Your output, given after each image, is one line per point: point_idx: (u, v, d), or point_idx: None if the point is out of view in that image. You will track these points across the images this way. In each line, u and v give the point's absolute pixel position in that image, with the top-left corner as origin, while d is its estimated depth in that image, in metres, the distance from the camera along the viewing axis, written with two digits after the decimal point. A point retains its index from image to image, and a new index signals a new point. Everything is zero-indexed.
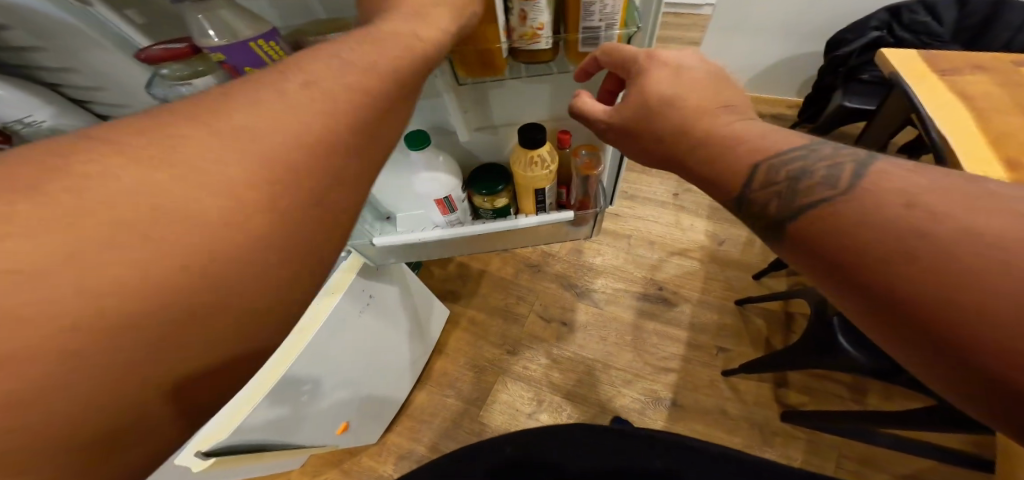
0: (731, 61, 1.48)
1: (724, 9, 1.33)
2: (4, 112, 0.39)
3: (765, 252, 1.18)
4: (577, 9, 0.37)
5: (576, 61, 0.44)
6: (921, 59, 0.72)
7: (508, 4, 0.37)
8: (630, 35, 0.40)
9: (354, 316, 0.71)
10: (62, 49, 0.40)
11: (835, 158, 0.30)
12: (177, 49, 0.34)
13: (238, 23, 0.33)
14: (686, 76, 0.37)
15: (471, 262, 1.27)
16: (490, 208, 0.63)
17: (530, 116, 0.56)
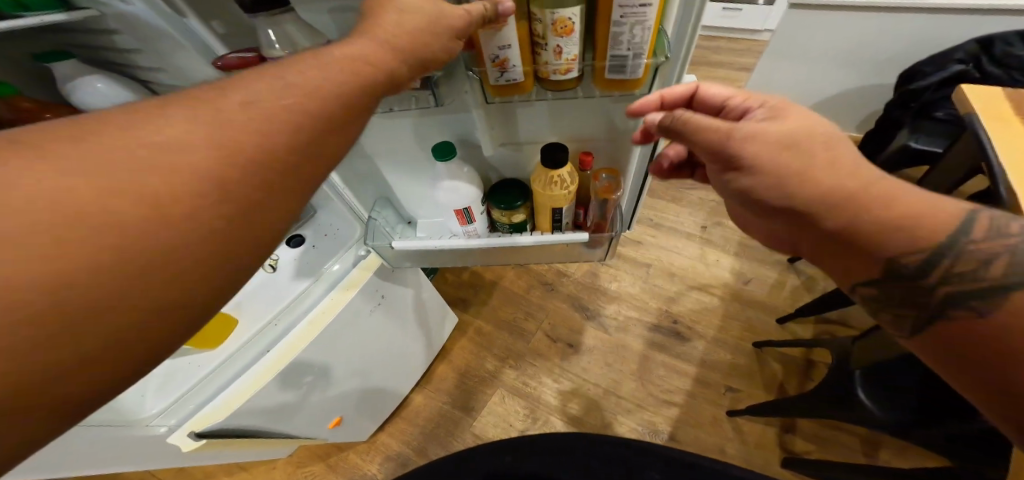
0: (784, 86, 1.50)
1: (784, 34, 1.36)
2: (100, 103, 0.47)
3: (793, 296, 1.13)
4: (605, 39, 0.37)
5: (601, 87, 0.43)
6: (1008, 103, 0.71)
7: (542, 40, 0.37)
8: (658, 64, 0.39)
9: (365, 313, 0.73)
10: (153, 52, 0.43)
11: (987, 246, 0.30)
12: (246, 58, 0.37)
13: (298, 37, 0.36)
14: (795, 150, 0.33)
15: (486, 273, 1.29)
16: (508, 223, 0.64)
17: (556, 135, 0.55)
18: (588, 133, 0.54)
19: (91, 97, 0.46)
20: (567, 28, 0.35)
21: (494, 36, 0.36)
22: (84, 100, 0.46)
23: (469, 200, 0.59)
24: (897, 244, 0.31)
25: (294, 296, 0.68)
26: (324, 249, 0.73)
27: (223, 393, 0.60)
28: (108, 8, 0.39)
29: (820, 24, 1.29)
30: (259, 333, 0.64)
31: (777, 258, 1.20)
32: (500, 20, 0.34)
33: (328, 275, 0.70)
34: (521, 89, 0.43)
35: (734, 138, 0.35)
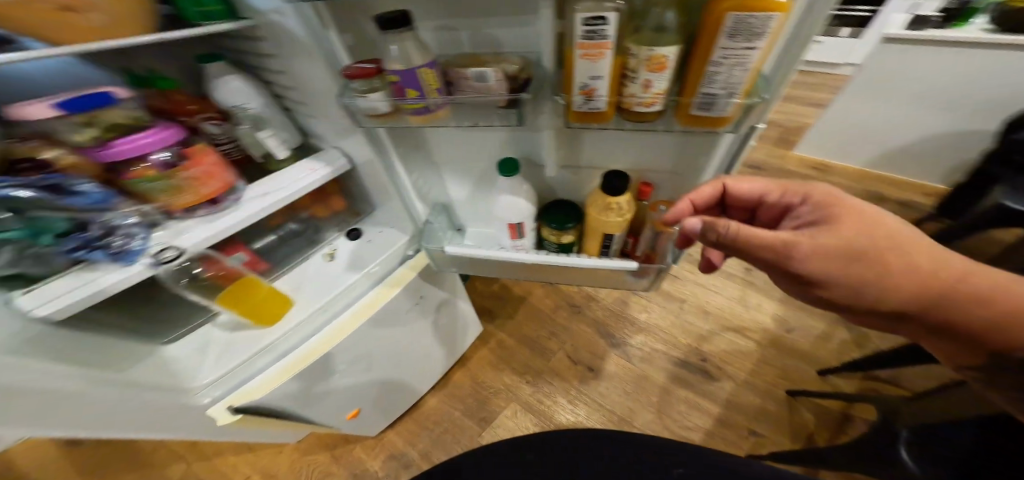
0: (865, 126, 1.46)
1: (872, 71, 1.35)
2: (230, 99, 0.63)
3: (840, 351, 1.08)
4: (698, 77, 0.38)
5: (682, 123, 0.44)
6: None
7: (633, 74, 0.39)
8: (751, 105, 0.39)
9: (403, 311, 0.75)
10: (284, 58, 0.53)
11: None
12: (366, 68, 0.45)
13: (414, 54, 0.43)
14: (856, 264, 0.40)
15: (516, 286, 1.30)
16: (555, 242, 0.65)
17: (618, 163, 0.56)
18: (652, 165, 0.55)
19: (226, 94, 0.62)
20: (661, 64, 0.37)
21: (587, 66, 0.38)
22: (220, 96, 0.62)
23: (523, 216, 0.61)
24: (970, 309, 0.41)
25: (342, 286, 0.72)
26: (375, 245, 0.76)
27: (269, 369, 0.63)
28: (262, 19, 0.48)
29: (919, 57, 1.24)
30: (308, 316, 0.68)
31: (824, 310, 1.15)
32: (602, 49, 0.36)
33: (375, 270, 0.74)
34: (601, 118, 0.45)
35: (796, 259, 0.41)
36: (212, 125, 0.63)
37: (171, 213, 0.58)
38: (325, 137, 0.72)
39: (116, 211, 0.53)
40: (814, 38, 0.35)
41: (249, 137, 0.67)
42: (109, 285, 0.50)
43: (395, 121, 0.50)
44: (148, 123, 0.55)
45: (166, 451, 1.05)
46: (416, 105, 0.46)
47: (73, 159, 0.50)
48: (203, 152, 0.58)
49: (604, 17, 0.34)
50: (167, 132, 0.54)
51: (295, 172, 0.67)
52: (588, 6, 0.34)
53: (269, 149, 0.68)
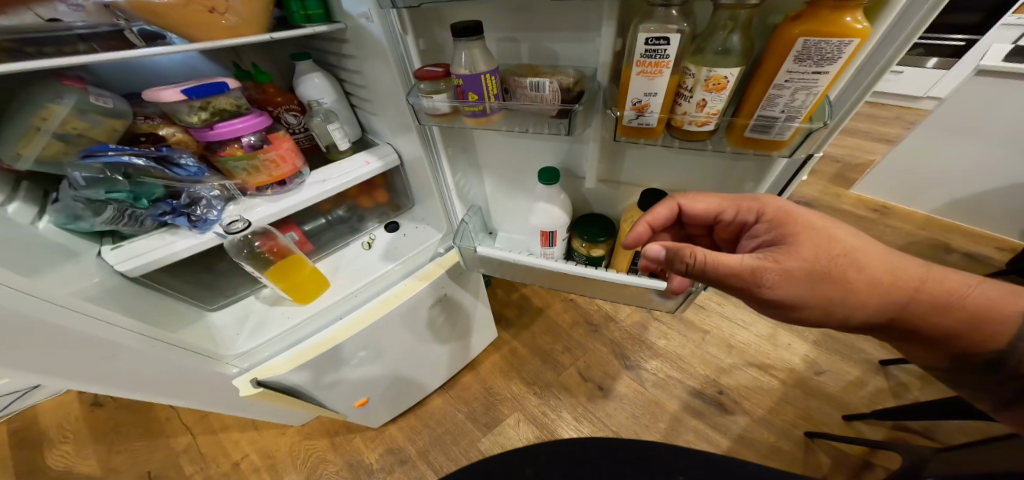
0: (929, 170, 1.42)
1: (950, 112, 1.31)
2: (310, 93, 0.71)
3: (873, 400, 1.03)
4: (758, 99, 0.39)
5: (734, 145, 0.44)
6: None
7: (690, 92, 0.41)
8: (812, 129, 0.39)
9: (427, 305, 0.77)
10: (362, 55, 0.60)
11: (978, 304, 0.42)
12: (435, 72, 0.50)
13: (478, 60, 0.47)
14: (821, 285, 0.42)
15: (535, 298, 1.31)
16: (584, 255, 0.66)
17: (659, 181, 0.57)
18: (694, 188, 0.56)
19: (306, 88, 0.71)
20: (719, 84, 0.38)
21: (644, 82, 0.40)
22: (301, 90, 0.71)
23: (557, 225, 0.62)
24: (918, 307, 0.43)
25: (374, 276, 0.75)
26: (410, 240, 0.82)
27: (298, 346, 0.66)
28: (353, 22, 0.56)
29: (1012, 91, 1.20)
30: (341, 300, 0.72)
31: (859, 357, 1.11)
32: (662, 66, 0.38)
33: (404, 264, 0.77)
34: (650, 134, 0.46)
35: (767, 285, 0.42)
36: (292, 117, 0.71)
37: (246, 190, 0.65)
38: (382, 133, 0.78)
39: (204, 184, 0.62)
40: (889, 65, 0.36)
41: (320, 128, 0.73)
42: (178, 250, 0.57)
43: (453, 122, 0.54)
44: (246, 111, 0.62)
45: (176, 419, 1.09)
46: (474, 109, 0.50)
47: (181, 136, 0.60)
48: (281, 139, 0.64)
49: (667, 38, 0.37)
50: (257, 120, 0.61)
51: (351, 164, 0.73)
52: (653, 28, 0.37)
53: (334, 139, 0.74)
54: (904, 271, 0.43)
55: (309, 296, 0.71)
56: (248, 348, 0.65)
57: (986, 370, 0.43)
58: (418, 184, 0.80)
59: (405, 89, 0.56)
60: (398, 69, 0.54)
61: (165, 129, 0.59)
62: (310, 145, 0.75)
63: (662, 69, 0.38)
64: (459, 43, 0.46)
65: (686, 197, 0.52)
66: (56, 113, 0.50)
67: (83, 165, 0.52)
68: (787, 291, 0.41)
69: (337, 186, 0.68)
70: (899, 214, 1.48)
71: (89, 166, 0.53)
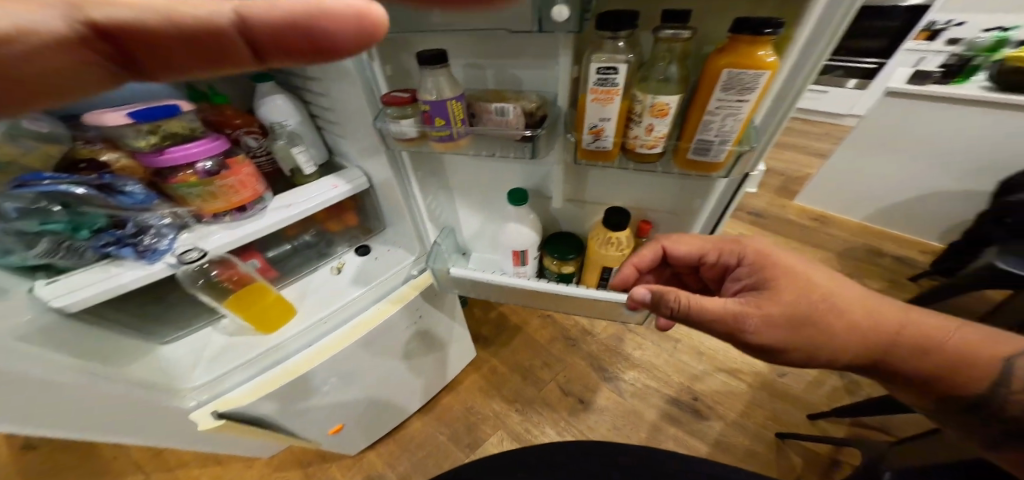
0: (862, 179, 1.54)
1: (872, 126, 1.44)
2: (274, 115, 0.70)
3: (835, 397, 1.08)
4: (695, 124, 0.42)
5: (680, 166, 0.47)
6: None
7: (638, 117, 0.43)
8: (743, 151, 0.42)
9: (402, 327, 0.77)
10: (326, 80, 0.61)
11: (972, 347, 0.40)
12: (401, 96, 0.50)
13: (444, 86, 0.48)
14: (804, 329, 0.41)
15: (512, 315, 1.31)
16: (556, 272, 0.67)
17: (620, 199, 0.59)
18: (651, 206, 0.59)
19: (270, 109, 0.69)
20: (662, 111, 0.41)
21: (598, 108, 0.42)
22: (264, 112, 0.69)
23: (527, 244, 0.63)
24: (910, 352, 0.41)
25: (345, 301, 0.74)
26: (382, 262, 0.81)
27: (262, 376, 0.64)
28: None
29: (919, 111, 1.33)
30: (312, 326, 0.70)
31: None
32: (612, 93, 0.40)
33: (376, 288, 0.77)
34: (607, 156, 0.48)
35: (747, 330, 0.42)
36: (253, 139, 0.70)
37: (201, 217, 0.63)
38: (351, 156, 0.78)
39: (153, 212, 0.59)
40: (800, 93, 0.40)
41: (283, 151, 0.72)
42: (124, 282, 0.53)
43: (419, 146, 0.55)
44: (200, 134, 0.60)
45: (127, 463, 1.01)
46: (442, 133, 0.50)
47: (126, 162, 0.58)
48: (240, 164, 0.62)
49: (614, 68, 0.39)
50: (213, 143, 0.58)
51: (318, 187, 0.72)
52: (603, 58, 0.39)
53: (299, 163, 0.72)
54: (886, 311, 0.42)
55: (269, 324, 0.69)
56: (208, 380, 0.62)
57: (969, 411, 0.40)
58: (389, 206, 0.80)
59: (374, 113, 0.57)
60: (367, 94, 0.55)
61: (109, 155, 0.57)
62: (273, 167, 0.74)
63: (612, 96, 0.41)
64: (424, 70, 0.47)
65: (668, 239, 0.55)
66: None
67: (14, 194, 0.48)
68: (770, 337, 0.40)
69: (302, 210, 0.67)
70: (838, 224, 1.59)
71: (20, 196, 0.49)
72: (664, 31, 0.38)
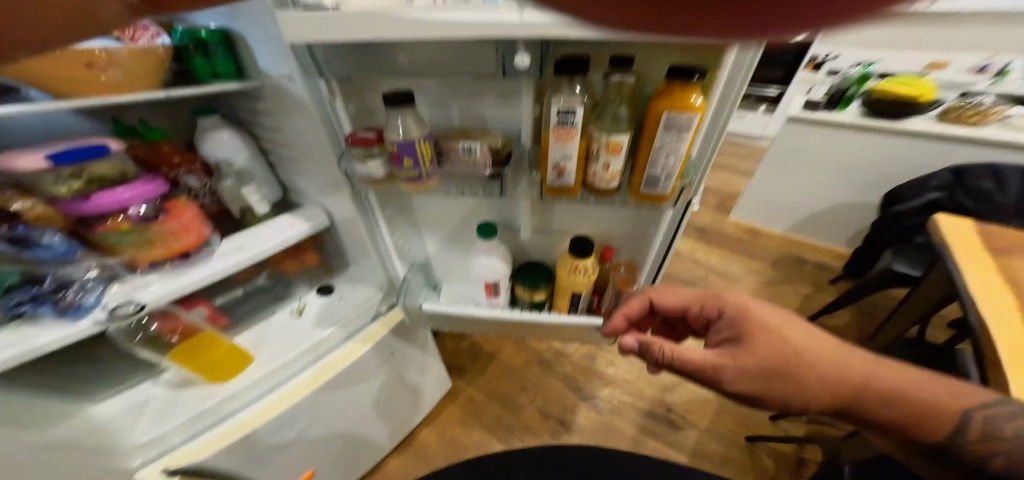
0: (781, 195, 1.68)
1: (781, 148, 1.59)
2: (219, 154, 0.67)
3: None
4: (643, 161, 0.45)
5: (634, 198, 0.50)
6: (977, 233, 0.73)
7: (596, 154, 0.46)
8: (683, 186, 0.47)
9: (373, 366, 0.75)
10: (279, 117, 0.59)
11: (942, 398, 0.41)
12: (367, 136, 0.49)
13: (411, 125, 0.47)
14: (777, 379, 0.43)
15: (486, 343, 1.31)
16: (528, 300, 0.68)
17: (582, 227, 0.62)
18: (611, 232, 0.62)
19: (217, 148, 0.67)
20: (614, 147, 0.44)
21: (560, 147, 0.44)
22: (210, 151, 0.67)
23: (498, 276, 0.64)
24: (884, 402, 0.41)
25: (309, 341, 0.71)
26: (348, 302, 0.80)
27: (213, 430, 0.59)
28: (270, 83, 0.54)
29: (819, 137, 1.49)
30: (270, 372, 0.66)
31: None
32: (569, 133, 0.43)
33: (341, 327, 0.75)
34: (570, 192, 0.50)
35: (724, 381, 0.44)
36: (194, 179, 0.65)
37: (135, 268, 0.58)
38: (309, 193, 0.76)
39: (76, 265, 0.53)
40: (722, 133, 0.44)
41: (233, 191, 0.70)
42: (46, 344, 0.48)
43: (386, 185, 0.54)
44: (131, 176, 0.56)
45: None
46: (410, 175, 0.49)
47: (41, 209, 0.50)
48: (183, 209, 0.59)
49: (574, 110, 0.41)
50: (148, 187, 0.55)
51: (274, 229, 0.70)
52: (562, 101, 0.41)
53: (250, 203, 0.71)
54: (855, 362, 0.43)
55: (219, 373, 0.65)
56: (155, 435, 0.56)
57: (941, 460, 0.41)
58: (353, 242, 0.78)
59: (336, 153, 0.54)
60: (328, 132, 0.52)
61: (16, 201, 0.49)
62: (218, 207, 0.71)
63: (570, 136, 0.43)
64: (390, 111, 0.46)
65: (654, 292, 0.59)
66: None
67: None
68: (743, 388, 0.43)
69: (255, 256, 0.64)
70: (768, 237, 1.74)
71: None
72: (613, 75, 0.41)
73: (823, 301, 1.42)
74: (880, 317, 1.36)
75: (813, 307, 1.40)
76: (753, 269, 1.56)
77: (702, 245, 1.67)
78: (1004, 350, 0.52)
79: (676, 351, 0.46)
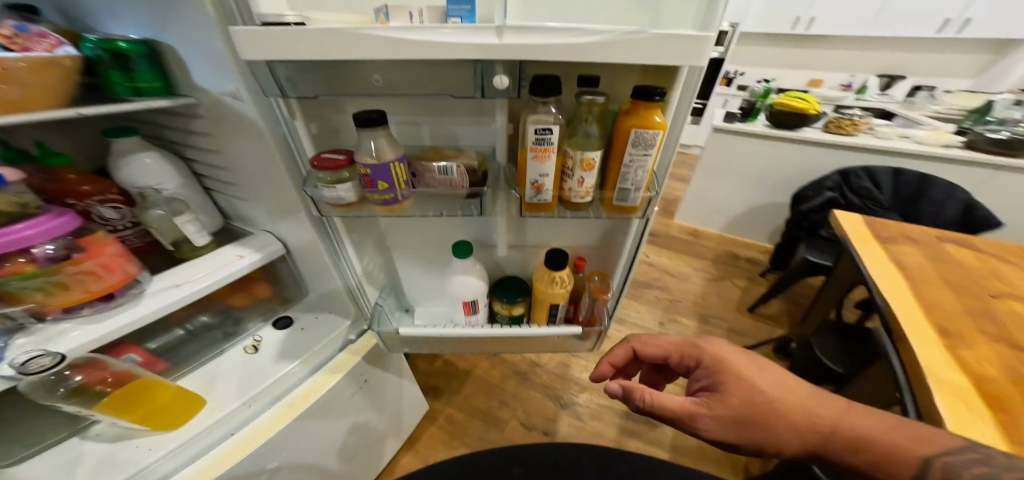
0: (714, 198, 1.83)
1: (710, 158, 1.74)
2: (141, 178, 0.57)
3: None
4: (615, 175, 0.47)
5: (608, 212, 0.52)
6: (865, 226, 0.84)
7: (571, 171, 0.47)
8: (651, 197, 0.49)
9: (343, 398, 0.71)
10: (222, 139, 0.53)
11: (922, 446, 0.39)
12: (337, 160, 0.47)
13: (384, 147, 0.45)
14: (748, 429, 0.43)
15: (459, 361, 1.28)
16: (506, 316, 0.68)
17: (555, 240, 0.63)
18: (582, 242, 0.64)
19: (137, 172, 0.57)
20: (588, 164, 0.45)
21: (537, 165, 0.45)
22: (129, 176, 0.57)
23: (476, 294, 0.63)
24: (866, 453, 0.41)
25: (269, 378, 0.65)
26: (312, 332, 0.74)
27: None
28: (206, 101, 0.48)
29: (741, 145, 1.64)
30: (226, 416, 0.60)
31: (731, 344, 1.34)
32: (545, 152, 0.44)
33: (303, 360, 0.69)
34: (547, 208, 0.51)
35: (700, 427, 0.45)
36: (111, 210, 0.58)
37: (45, 315, 0.47)
38: (255, 219, 0.67)
39: None
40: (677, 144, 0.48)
41: (161, 222, 0.60)
42: None
43: (359, 210, 0.51)
44: (34, 210, 0.46)
45: None
46: (385, 197, 0.48)
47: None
48: (101, 244, 0.50)
49: (550, 129, 0.42)
50: (57, 221, 0.46)
51: (218, 260, 0.61)
52: (538, 120, 0.42)
53: (187, 235, 0.61)
54: (823, 410, 0.43)
55: (167, 421, 0.57)
56: None
57: None
58: (313, 273, 0.73)
59: (292, 176, 0.51)
60: (282, 152, 0.49)
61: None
62: (143, 241, 0.62)
63: (547, 157, 0.44)
64: (362, 134, 0.44)
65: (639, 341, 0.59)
66: None
67: None
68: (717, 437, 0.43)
69: (199, 290, 0.56)
70: (708, 237, 1.88)
71: None
72: (583, 94, 0.42)
73: (761, 290, 1.56)
74: (808, 300, 1.53)
75: (753, 296, 1.54)
76: (699, 268, 1.68)
77: (654, 248, 1.78)
78: (902, 323, 0.59)
79: (655, 399, 0.46)
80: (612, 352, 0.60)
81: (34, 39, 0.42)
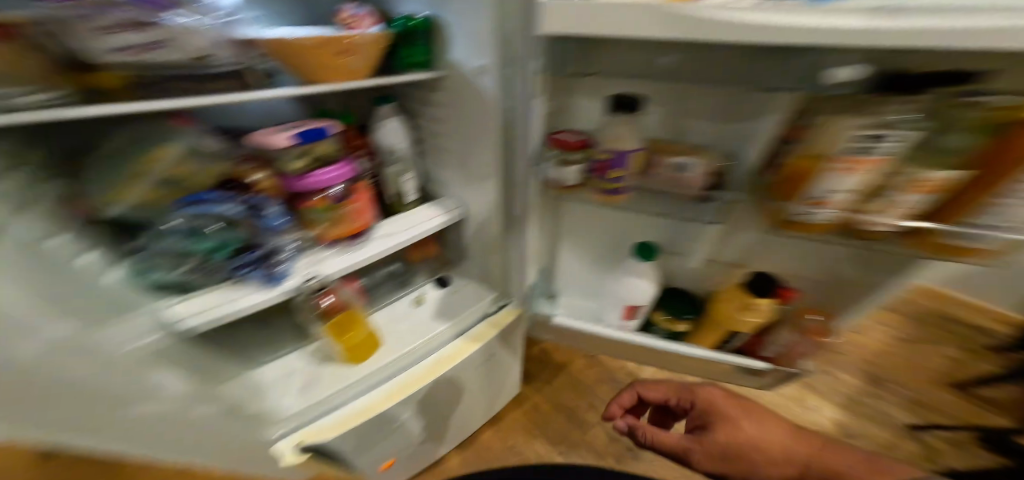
0: None
1: None
2: (390, 139, 0.71)
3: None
4: (966, 204, 0.41)
5: (926, 247, 0.46)
6: None
7: (888, 193, 0.43)
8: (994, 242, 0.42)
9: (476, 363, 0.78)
10: (453, 108, 0.62)
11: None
12: (576, 141, 0.54)
13: (628, 137, 0.52)
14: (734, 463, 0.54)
15: (555, 351, 1.27)
16: (666, 328, 0.66)
17: (776, 263, 0.61)
18: (804, 272, 0.60)
19: (388, 134, 0.71)
20: (922, 187, 0.41)
21: (836, 180, 0.42)
22: (382, 137, 0.70)
23: (643, 302, 0.62)
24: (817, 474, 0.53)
25: (426, 338, 0.75)
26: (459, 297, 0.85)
27: (339, 411, 0.64)
28: (453, 72, 0.58)
29: None
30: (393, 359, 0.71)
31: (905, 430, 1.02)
32: (858, 170, 0.41)
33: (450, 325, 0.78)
34: (817, 227, 0.49)
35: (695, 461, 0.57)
36: (365, 162, 0.70)
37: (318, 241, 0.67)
38: (449, 185, 0.78)
39: (284, 236, 0.63)
40: None
41: (394, 178, 0.74)
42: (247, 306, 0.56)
43: (575, 194, 0.59)
44: (337, 157, 0.64)
45: None
46: (610, 186, 0.55)
47: (266, 182, 0.61)
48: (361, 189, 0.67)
49: (885, 137, 0.39)
50: (347, 170, 0.63)
51: (418, 217, 0.74)
52: (869, 128, 0.39)
53: (405, 190, 0.75)
54: (775, 436, 0.55)
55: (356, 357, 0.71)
56: (295, 410, 0.62)
57: None
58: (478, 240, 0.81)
59: (501, 143, 0.56)
60: (501, 120, 0.54)
61: (256, 176, 0.60)
62: (378, 190, 0.77)
63: (873, 172, 0.41)
64: (614, 118, 0.51)
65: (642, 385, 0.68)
66: (162, 156, 0.51)
67: (180, 215, 0.53)
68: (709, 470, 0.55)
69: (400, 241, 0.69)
70: None
71: (182, 217, 0.53)
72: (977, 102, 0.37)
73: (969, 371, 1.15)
74: None
75: (952, 376, 1.14)
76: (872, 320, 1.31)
77: None
78: None
79: (652, 437, 0.59)
80: (619, 394, 0.68)
81: (360, 19, 0.53)
